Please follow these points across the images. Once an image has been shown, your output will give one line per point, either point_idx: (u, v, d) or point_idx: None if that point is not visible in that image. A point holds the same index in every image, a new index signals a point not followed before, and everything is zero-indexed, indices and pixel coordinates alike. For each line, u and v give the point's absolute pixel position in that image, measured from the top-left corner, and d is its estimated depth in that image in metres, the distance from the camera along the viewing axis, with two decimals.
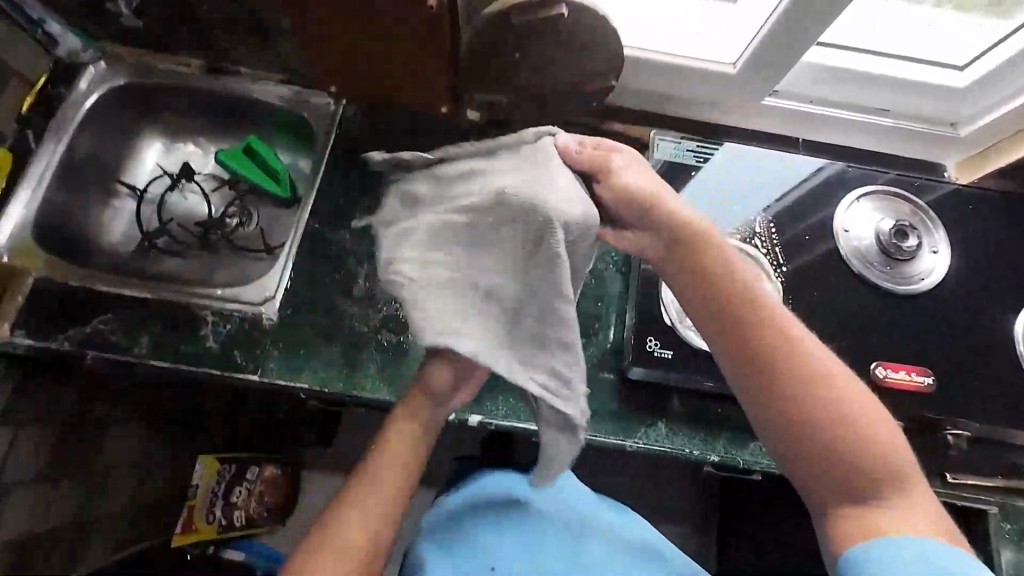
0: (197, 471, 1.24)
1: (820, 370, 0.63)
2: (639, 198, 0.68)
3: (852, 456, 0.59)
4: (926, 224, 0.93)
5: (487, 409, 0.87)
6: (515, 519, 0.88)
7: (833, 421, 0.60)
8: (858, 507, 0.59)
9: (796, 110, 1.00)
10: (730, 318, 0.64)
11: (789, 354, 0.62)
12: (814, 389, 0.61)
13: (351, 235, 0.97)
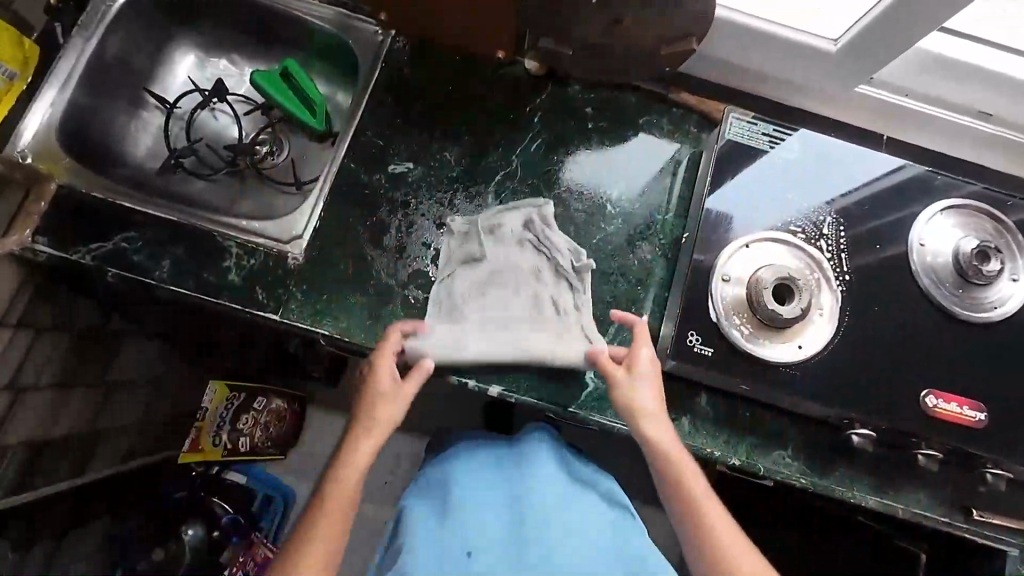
0: (207, 396, 1.24)
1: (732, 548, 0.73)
2: (633, 404, 0.76)
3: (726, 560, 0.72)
4: (1009, 248, 0.85)
5: (510, 380, 0.84)
6: (499, 504, 0.80)
7: None
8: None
9: (888, 103, 0.90)
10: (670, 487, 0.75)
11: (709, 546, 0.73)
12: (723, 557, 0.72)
13: (386, 179, 0.91)
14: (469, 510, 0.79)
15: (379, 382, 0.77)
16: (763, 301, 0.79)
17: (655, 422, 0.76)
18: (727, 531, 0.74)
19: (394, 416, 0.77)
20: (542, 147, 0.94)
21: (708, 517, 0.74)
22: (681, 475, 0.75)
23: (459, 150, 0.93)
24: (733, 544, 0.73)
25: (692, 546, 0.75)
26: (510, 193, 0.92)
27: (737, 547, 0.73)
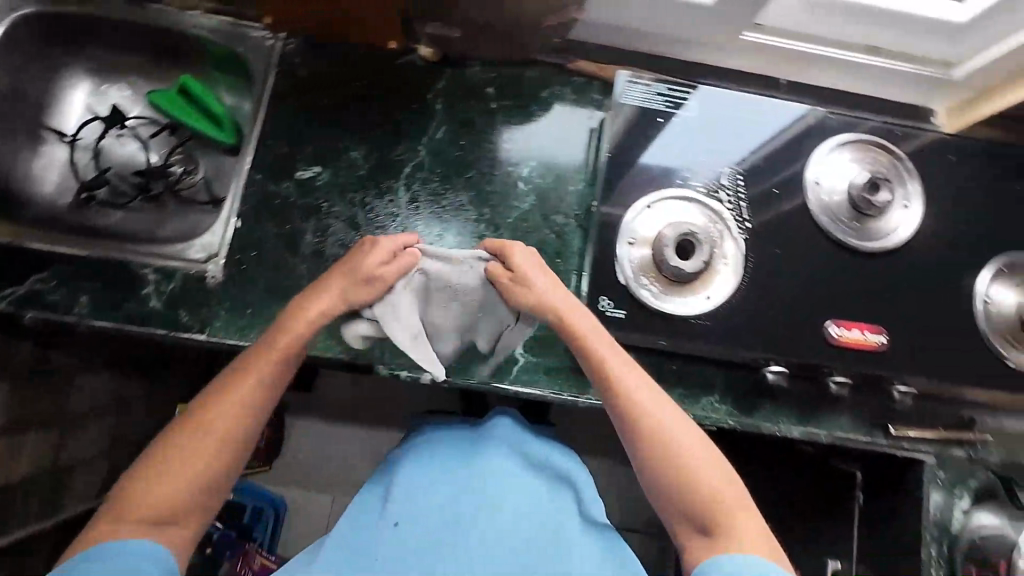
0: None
1: (695, 465, 0.70)
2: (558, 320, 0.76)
3: (677, 466, 0.70)
4: (901, 174, 0.88)
5: (443, 366, 0.86)
6: (432, 483, 0.73)
7: (702, 503, 0.69)
8: (694, 509, 0.69)
9: (779, 46, 0.91)
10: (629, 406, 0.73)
11: (675, 461, 0.70)
12: (688, 475, 0.70)
13: (295, 186, 0.91)
14: (399, 491, 0.73)
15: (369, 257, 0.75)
16: (665, 258, 0.80)
17: (598, 338, 0.75)
18: (678, 428, 0.72)
19: (325, 312, 0.74)
20: (449, 134, 0.95)
21: (688, 459, 0.70)
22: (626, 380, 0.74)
23: (365, 147, 0.93)
24: (688, 439, 0.72)
25: (669, 494, 0.70)
26: (422, 185, 0.93)
27: (688, 443, 0.71)
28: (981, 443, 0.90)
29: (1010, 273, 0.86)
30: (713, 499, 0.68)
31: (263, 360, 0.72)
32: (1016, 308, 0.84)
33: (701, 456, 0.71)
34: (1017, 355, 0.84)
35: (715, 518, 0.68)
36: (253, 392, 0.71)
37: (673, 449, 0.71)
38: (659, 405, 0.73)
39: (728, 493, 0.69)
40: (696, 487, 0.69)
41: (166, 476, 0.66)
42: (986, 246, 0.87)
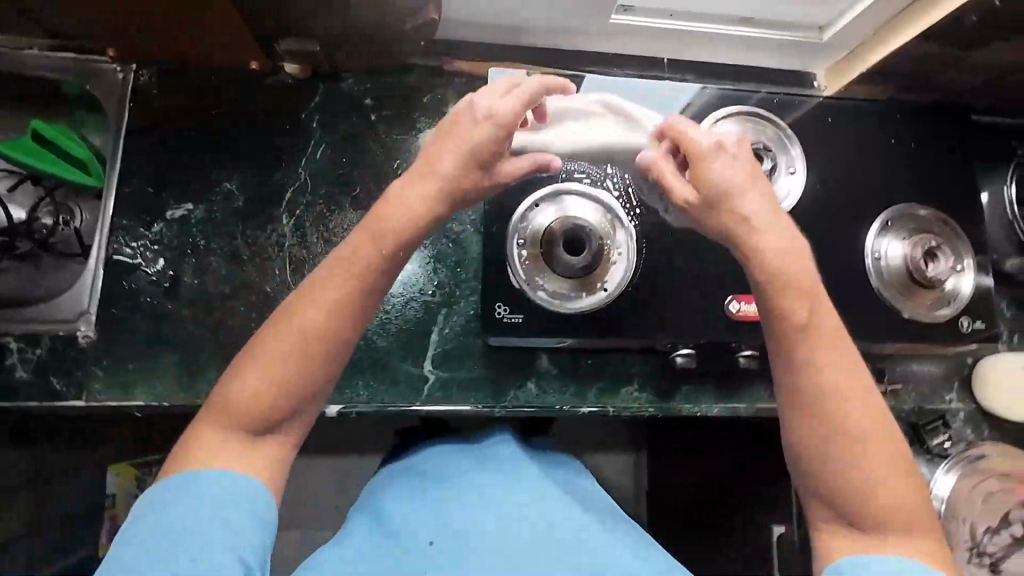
0: (110, 479, 1.19)
1: (879, 431, 0.59)
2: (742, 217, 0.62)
3: (849, 431, 0.59)
4: (783, 143, 0.88)
5: (349, 396, 0.84)
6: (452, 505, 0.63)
7: (869, 480, 0.57)
8: (858, 492, 0.57)
9: (650, 28, 0.90)
10: (848, 356, 0.61)
11: (858, 418, 0.59)
12: (868, 443, 0.58)
13: (168, 226, 0.85)
14: (416, 522, 0.61)
15: (477, 137, 0.64)
16: (550, 257, 0.78)
17: (801, 274, 0.61)
18: (853, 388, 0.60)
19: (415, 197, 0.63)
20: (328, 152, 0.90)
21: (870, 431, 0.58)
22: (813, 325, 0.60)
23: (239, 176, 0.87)
24: (860, 411, 0.59)
25: (845, 466, 0.58)
26: (305, 209, 0.88)
27: (861, 411, 0.59)
28: (892, 392, 0.93)
29: (897, 226, 0.87)
30: (889, 484, 0.57)
31: (371, 249, 0.62)
32: (906, 260, 0.85)
33: (870, 426, 0.59)
34: (909, 307, 0.86)
35: (871, 509, 0.57)
36: (341, 289, 0.60)
37: (858, 413, 0.59)
38: (843, 366, 0.60)
39: (896, 478, 0.58)
40: (858, 463, 0.58)
41: (246, 408, 0.57)
42: (871, 202, 0.89)
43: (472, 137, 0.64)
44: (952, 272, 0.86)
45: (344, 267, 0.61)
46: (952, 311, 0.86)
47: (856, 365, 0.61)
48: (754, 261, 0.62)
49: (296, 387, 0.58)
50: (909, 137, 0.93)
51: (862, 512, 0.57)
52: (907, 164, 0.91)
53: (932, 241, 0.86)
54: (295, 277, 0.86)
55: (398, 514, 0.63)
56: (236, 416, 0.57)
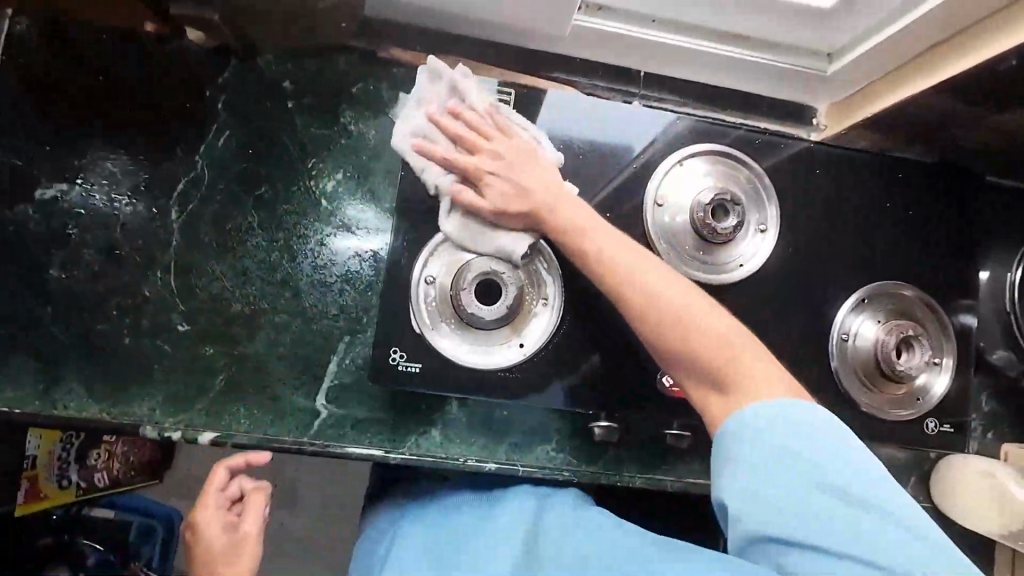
0: (31, 442, 1.08)
1: (686, 310, 0.60)
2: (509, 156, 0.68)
3: (701, 354, 0.59)
4: (758, 194, 0.76)
5: (227, 423, 0.74)
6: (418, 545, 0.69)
7: (707, 358, 0.59)
8: (704, 371, 0.59)
9: (621, 36, 0.75)
10: (639, 256, 0.63)
11: (670, 312, 0.60)
12: (684, 327, 0.60)
13: (36, 209, 0.74)
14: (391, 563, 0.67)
15: (202, 543, 0.78)
16: (462, 302, 0.68)
17: (573, 202, 0.66)
18: (682, 300, 0.61)
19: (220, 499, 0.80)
20: (232, 141, 0.77)
21: (688, 313, 0.60)
22: (619, 261, 0.63)
23: (126, 158, 0.76)
24: (716, 322, 0.60)
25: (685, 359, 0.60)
26: (199, 205, 0.76)
27: (710, 322, 0.60)
28: None
29: (874, 307, 0.76)
30: (726, 352, 0.58)
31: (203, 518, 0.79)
32: (875, 348, 0.74)
33: (721, 331, 0.59)
34: (870, 399, 0.75)
35: (722, 373, 0.58)
36: (225, 529, 0.79)
37: (672, 305, 0.60)
38: (682, 292, 0.61)
39: (724, 328, 0.59)
40: (719, 365, 0.58)
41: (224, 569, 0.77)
42: (847, 275, 0.77)
43: (200, 538, 0.78)
44: (927, 368, 0.75)
45: (210, 516, 0.79)
46: (915, 411, 0.75)
47: (677, 276, 0.63)
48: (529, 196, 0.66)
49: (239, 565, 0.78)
50: (908, 202, 0.79)
51: (723, 370, 0.58)
52: (900, 234, 0.79)
53: (910, 329, 0.74)
54: (179, 283, 0.75)
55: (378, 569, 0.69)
56: None
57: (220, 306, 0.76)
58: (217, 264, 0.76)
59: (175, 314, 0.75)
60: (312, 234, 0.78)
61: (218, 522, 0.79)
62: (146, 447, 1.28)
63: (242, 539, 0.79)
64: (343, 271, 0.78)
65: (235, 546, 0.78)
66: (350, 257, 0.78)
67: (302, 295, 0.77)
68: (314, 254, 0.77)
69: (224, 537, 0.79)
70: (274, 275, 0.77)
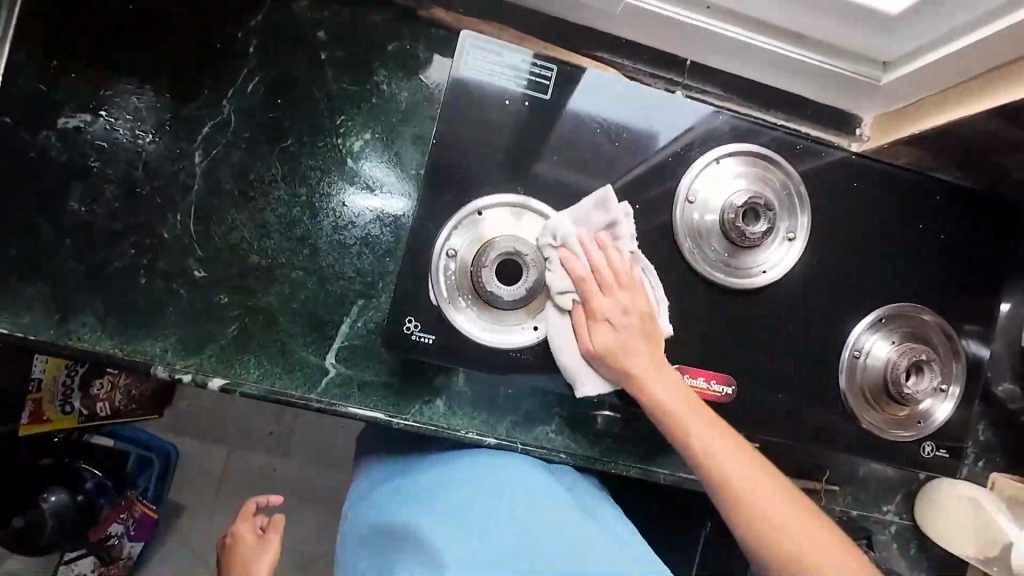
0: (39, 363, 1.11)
1: (742, 481, 0.63)
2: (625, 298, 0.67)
3: (740, 494, 0.62)
4: (792, 200, 0.74)
5: (237, 372, 0.75)
6: (411, 500, 0.75)
7: (771, 531, 0.61)
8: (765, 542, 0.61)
9: (673, 20, 0.72)
10: (692, 410, 0.65)
11: (721, 483, 0.63)
12: (742, 509, 0.62)
13: (57, 136, 0.72)
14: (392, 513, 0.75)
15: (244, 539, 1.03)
16: (479, 278, 0.68)
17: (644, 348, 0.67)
18: (730, 448, 0.64)
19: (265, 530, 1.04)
20: (261, 88, 0.75)
21: (740, 516, 0.62)
22: (652, 372, 0.66)
23: (152, 95, 0.74)
24: (735, 459, 0.63)
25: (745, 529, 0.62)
26: (223, 151, 0.75)
27: (742, 475, 0.63)
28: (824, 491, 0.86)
29: (890, 328, 0.75)
30: (777, 521, 0.61)
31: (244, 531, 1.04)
32: (885, 368, 0.74)
33: (768, 489, 0.63)
34: (872, 418, 0.76)
35: (780, 554, 0.60)
36: (257, 543, 1.03)
37: (728, 480, 0.63)
38: (697, 415, 0.65)
39: (775, 497, 0.62)
40: (738, 513, 0.62)
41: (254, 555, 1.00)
42: (869, 293, 0.76)
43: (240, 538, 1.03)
44: (934, 394, 0.75)
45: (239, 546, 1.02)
46: (915, 434, 0.76)
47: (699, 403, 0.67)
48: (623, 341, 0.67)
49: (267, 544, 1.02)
50: (943, 225, 0.78)
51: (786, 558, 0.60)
52: (928, 258, 0.77)
53: (924, 354, 0.74)
54: (198, 229, 0.75)
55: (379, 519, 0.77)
56: None
57: (237, 256, 0.75)
58: (237, 214, 0.75)
59: (191, 259, 0.75)
60: (333, 194, 0.77)
61: (253, 541, 1.03)
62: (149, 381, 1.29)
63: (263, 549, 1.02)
64: (361, 235, 0.77)
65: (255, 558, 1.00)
66: (369, 222, 0.77)
67: (320, 254, 0.77)
68: (334, 216, 0.77)
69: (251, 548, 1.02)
70: (291, 232, 0.76)
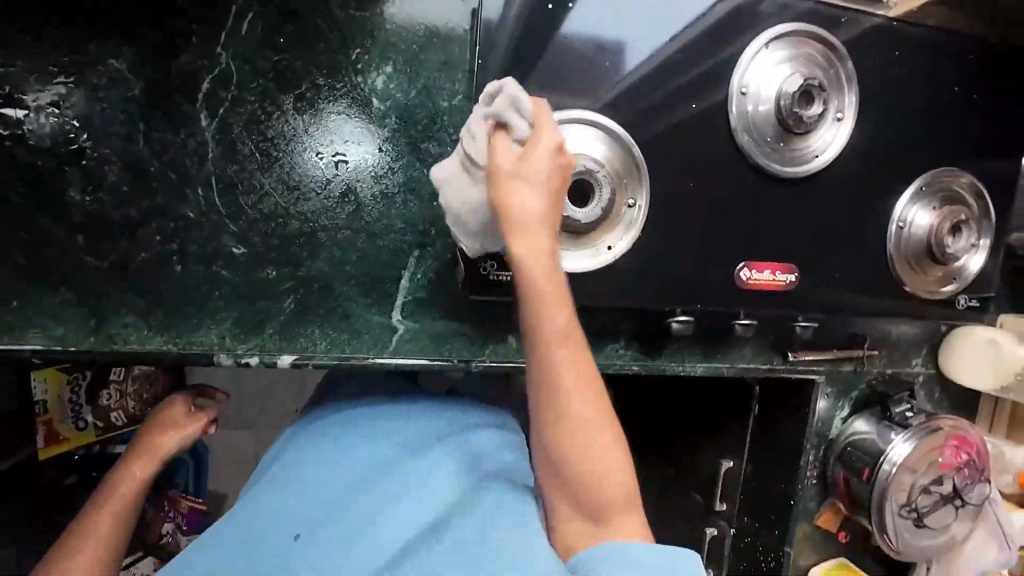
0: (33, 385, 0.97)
1: (562, 388, 0.49)
2: (550, 155, 0.50)
3: (565, 434, 0.48)
4: (839, 80, 0.74)
5: (304, 346, 0.72)
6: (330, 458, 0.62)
7: (587, 451, 0.49)
8: (568, 465, 0.49)
9: None
10: (556, 289, 0.49)
11: (564, 370, 0.48)
12: (593, 425, 0.49)
13: (34, 117, 0.62)
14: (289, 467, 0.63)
15: (170, 411, 0.74)
16: None
17: (534, 220, 0.50)
18: (587, 369, 0.50)
19: (185, 425, 0.74)
20: (258, 28, 0.65)
21: (576, 420, 0.48)
22: (538, 243, 0.49)
23: (135, 53, 0.63)
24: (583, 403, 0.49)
25: (558, 448, 0.49)
26: (232, 108, 0.66)
27: (572, 389, 0.49)
28: (868, 356, 0.92)
29: (931, 193, 0.79)
30: (565, 443, 0.49)
31: (167, 407, 0.75)
32: (930, 232, 0.78)
33: (608, 450, 0.50)
34: (917, 280, 0.81)
35: (587, 495, 0.49)
36: (178, 428, 0.73)
37: (565, 371, 0.48)
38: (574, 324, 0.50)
39: (583, 438, 0.49)
40: (564, 442, 0.49)
41: (162, 433, 0.72)
42: (911, 162, 0.79)
43: (165, 411, 0.75)
44: (970, 248, 0.81)
45: (152, 426, 0.73)
46: (954, 287, 0.83)
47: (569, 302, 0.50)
48: (542, 215, 0.50)
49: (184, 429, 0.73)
50: (973, 85, 0.80)
51: (597, 494, 0.49)
52: (953, 119, 0.80)
53: (961, 213, 0.79)
54: (225, 201, 0.67)
55: (285, 463, 0.64)
56: (112, 507, 0.67)
57: (275, 225, 0.69)
58: (264, 178, 0.68)
59: (226, 236, 0.68)
60: (361, 145, 0.70)
61: (176, 416, 0.74)
62: None
63: (168, 437, 0.72)
64: (403, 183, 0.72)
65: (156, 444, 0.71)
66: (411, 167, 0.72)
67: (365, 209, 0.71)
68: (369, 167, 0.71)
69: (160, 426, 0.73)
70: (327, 192, 0.70)
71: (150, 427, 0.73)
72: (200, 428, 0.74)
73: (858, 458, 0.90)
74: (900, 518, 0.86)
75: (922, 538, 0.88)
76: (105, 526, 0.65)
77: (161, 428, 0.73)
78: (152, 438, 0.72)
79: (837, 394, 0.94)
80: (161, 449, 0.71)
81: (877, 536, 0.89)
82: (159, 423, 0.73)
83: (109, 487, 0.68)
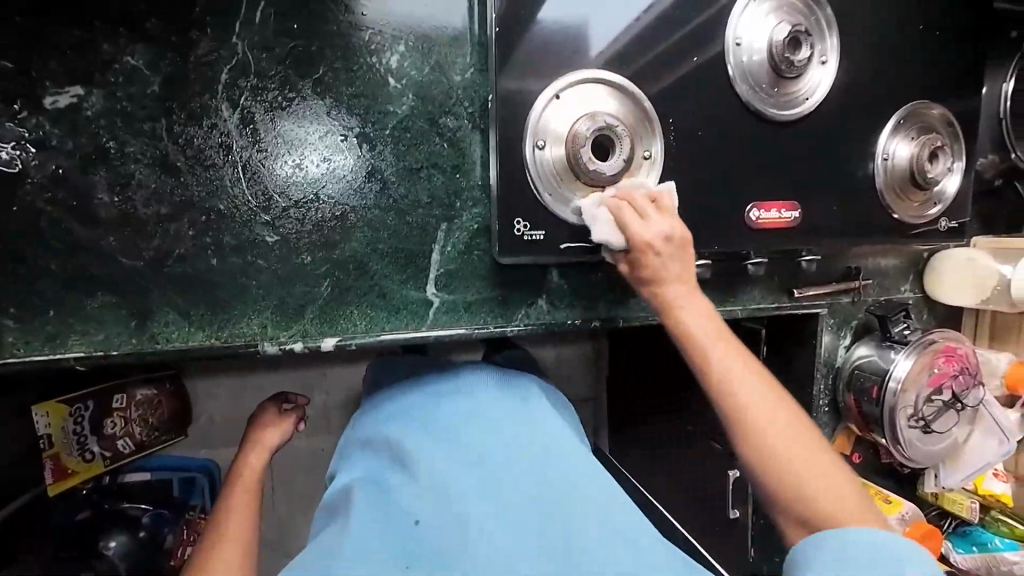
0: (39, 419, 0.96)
1: (724, 403, 0.60)
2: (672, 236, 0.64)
3: (746, 424, 0.59)
4: (820, 26, 0.80)
5: (344, 327, 0.73)
6: (426, 434, 0.63)
7: (782, 454, 0.58)
8: (769, 474, 0.59)
9: None
10: (719, 349, 0.61)
11: (725, 390, 0.60)
12: (763, 413, 0.59)
13: (56, 122, 0.62)
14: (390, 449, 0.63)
15: (267, 410, 0.88)
16: (580, 159, 0.71)
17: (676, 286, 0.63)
18: (737, 361, 0.61)
19: (280, 425, 0.87)
20: (271, 13, 0.66)
21: (745, 405, 0.59)
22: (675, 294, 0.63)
23: (148, 48, 0.63)
24: (755, 393, 0.60)
25: (742, 444, 0.60)
26: (252, 96, 0.67)
27: (745, 390, 0.60)
28: (863, 286, 0.99)
29: (909, 126, 0.86)
30: (759, 437, 0.59)
31: (264, 408, 0.89)
32: (911, 160, 0.86)
33: (795, 435, 0.59)
34: (905, 206, 0.88)
35: (787, 494, 0.58)
36: (276, 425, 0.87)
37: (731, 382, 0.60)
38: (728, 347, 0.61)
39: (771, 421, 0.59)
40: (768, 454, 0.59)
41: (268, 432, 0.86)
42: (887, 100, 0.86)
43: (261, 413, 0.88)
44: (947, 173, 0.89)
45: (255, 425, 0.87)
46: (937, 209, 0.91)
47: (707, 305, 0.64)
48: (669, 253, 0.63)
49: (278, 428, 0.87)
50: (933, 23, 0.88)
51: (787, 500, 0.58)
52: (921, 56, 0.87)
53: (936, 141, 0.86)
54: (255, 190, 0.68)
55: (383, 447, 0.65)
56: (242, 495, 0.78)
57: (306, 212, 0.70)
58: (289, 167, 0.69)
59: (258, 226, 0.69)
60: (385, 129, 0.72)
61: (271, 414, 0.88)
62: (165, 404, 1.11)
63: (268, 436, 0.86)
64: (428, 161, 0.74)
65: (262, 440, 0.85)
66: (433, 146, 0.74)
67: (391, 190, 0.73)
68: (397, 149, 0.73)
69: (263, 424, 0.87)
70: (357, 179, 0.72)
71: (255, 424, 0.87)
72: (294, 423, 0.89)
73: (864, 379, 0.97)
74: (909, 429, 0.94)
75: (930, 445, 0.96)
76: (243, 501, 0.77)
77: (263, 426, 0.86)
78: (259, 436, 0.85)
79: (840, 325, 1.00)
80: (265, 446, 0.84)
81: (890, 448, 0.96)
82: (264, 420, 0.87)
83: (232, 480, 0.80)
